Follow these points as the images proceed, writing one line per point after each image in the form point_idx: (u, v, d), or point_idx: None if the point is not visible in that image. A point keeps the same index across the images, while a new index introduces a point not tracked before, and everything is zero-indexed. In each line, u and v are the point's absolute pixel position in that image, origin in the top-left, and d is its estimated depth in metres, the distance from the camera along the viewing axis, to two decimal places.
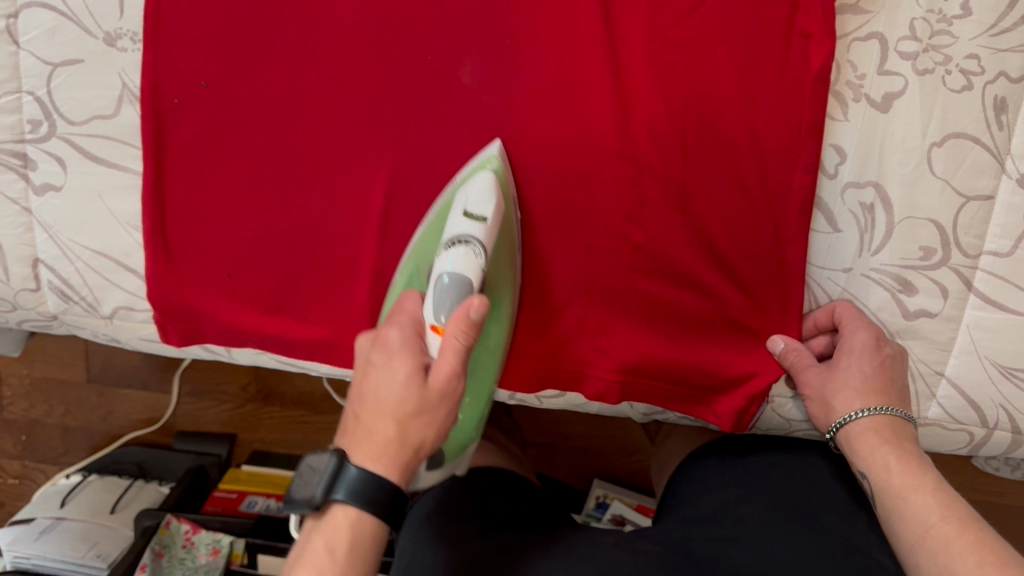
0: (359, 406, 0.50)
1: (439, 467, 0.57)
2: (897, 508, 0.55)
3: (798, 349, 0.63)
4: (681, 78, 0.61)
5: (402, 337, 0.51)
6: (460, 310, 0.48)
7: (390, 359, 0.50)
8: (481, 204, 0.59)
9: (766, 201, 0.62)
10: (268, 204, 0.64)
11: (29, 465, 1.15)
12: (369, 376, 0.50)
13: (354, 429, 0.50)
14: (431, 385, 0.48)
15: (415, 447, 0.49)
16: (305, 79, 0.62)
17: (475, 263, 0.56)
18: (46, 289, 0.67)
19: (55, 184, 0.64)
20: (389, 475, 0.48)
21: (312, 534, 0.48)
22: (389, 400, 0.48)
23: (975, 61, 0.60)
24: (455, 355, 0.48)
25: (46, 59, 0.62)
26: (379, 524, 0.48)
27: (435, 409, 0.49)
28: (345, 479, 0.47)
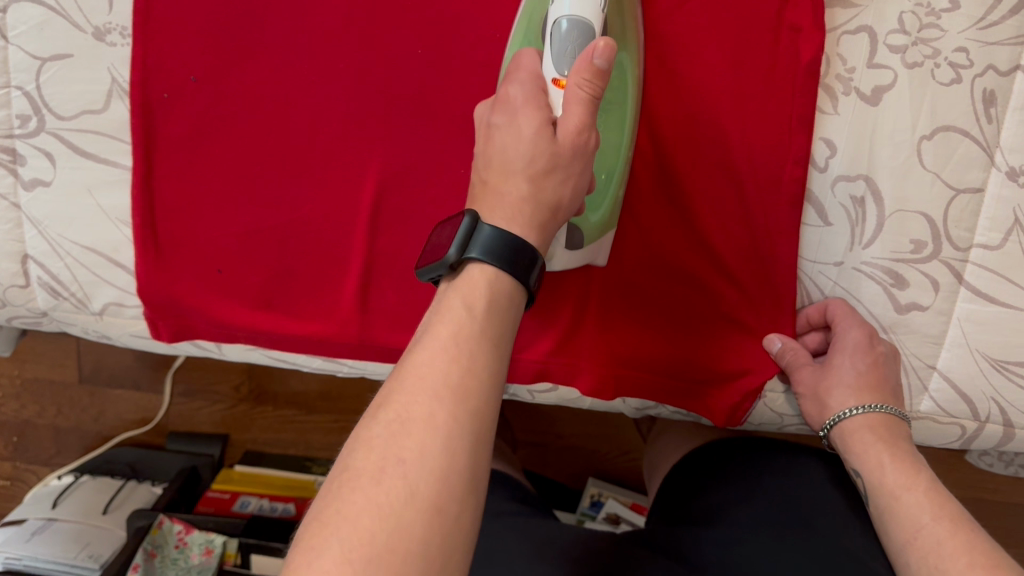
0: (485, 171, 0.49)
1: (580, 249, 0.60)
2: (888, 506, 0.54)
3: (793, 347, 0.63)
4: (672, 71, 0.61)
5: (525, 95, 0.49)
6: (583, 57, 0.47)
7: (515, 119, 0.48)
8: None
9: (758, 193, 0.62)
10: (258, 199, 0.64)
11: (21, 466, 1.15)
12: (494, 138, 0.49)
13: (484, 196, 0.48)
14: (563, 138, 0.47)
15: (551, 205, 0.47)
16: (296, 73, 0.62)
17: (595, 4, 0.52)
18: (36, 286, 0.66)
19: (44, 180, 0.64)
20: (528, 236, 0.45)
21: (447, 293, 0.43)
22: (519, 155, 0.47)
23: (964, 54, 0.60)
24: (582, 108, 0.47)
25: (35, 54, 0.61)
26: (514, 285, 0.44)
27: (566, 161, 0.47)
28: (480, 238, 0.44)
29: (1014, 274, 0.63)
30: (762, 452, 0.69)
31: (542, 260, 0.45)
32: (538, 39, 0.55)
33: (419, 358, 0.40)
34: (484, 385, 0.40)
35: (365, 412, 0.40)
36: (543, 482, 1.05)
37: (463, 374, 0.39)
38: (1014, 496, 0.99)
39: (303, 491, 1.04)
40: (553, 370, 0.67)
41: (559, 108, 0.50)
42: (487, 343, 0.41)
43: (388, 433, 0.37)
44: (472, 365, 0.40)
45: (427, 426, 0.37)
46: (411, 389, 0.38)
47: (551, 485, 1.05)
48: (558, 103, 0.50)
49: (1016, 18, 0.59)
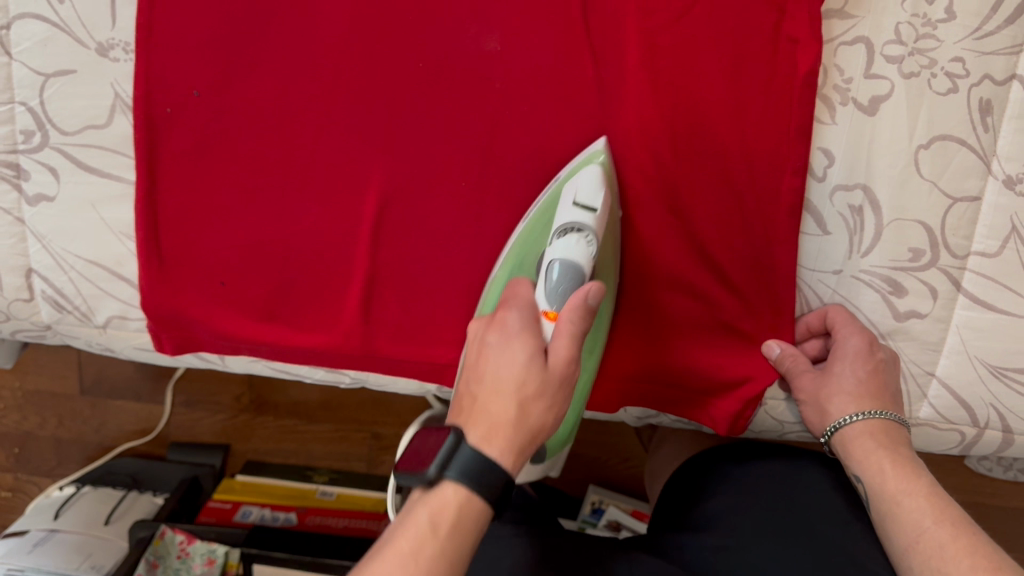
0: (475, 387, 0.49)
1: (539, 464, 0.59)
2: (891, 511, 0.55)
3: (793, 352, 0.63)
4: (671, 83, 0.61)
5: (521, 323, 0.50)
6: (577, 296, 0.51)
7: (507, 344, 0.49)
8: (591, 194, 0.58)
9: (757, 203, 0.63)
10: (262, 212, 0.64)
11: (22, 478, 1.15)
12: (487, 353, 0.50)
13: (468, 409, 0.48)
14: (552, 370, 0.48)
15: (534, 434, 0.48)
16: (297, 87, 0.62)
17: (587, 251, 0.56)
18: (39, 299, 0.67)
19: (48, 195, 0.64)
20: (508, 461, 0.46)
21: (417, 503, 0.45)
22: (509, 382, 0.47)
23: (960, 64, 0.60)
24: (571, 338, 0.49)
25: (39, 69, 0.62)
26: (484, 506, 0.45)
27: (553, 391, 0.48)
28: (459, 457, 0.45)
29: (1012, 281, 0.63)
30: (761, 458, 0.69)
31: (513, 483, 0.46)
32: (531, 269, 0.59)
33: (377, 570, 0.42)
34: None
35: None
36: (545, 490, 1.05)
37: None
38: (1013, 500, 1.00)
39: (303, 499, 1.05)
40: None
41: (547, 335, 0.51)
42: (445, 564, 0.43)
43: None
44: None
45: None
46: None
47: (552, 493, 1.05)
48: (547, 331, 0.52)
49: (1011, 27, 0.59)
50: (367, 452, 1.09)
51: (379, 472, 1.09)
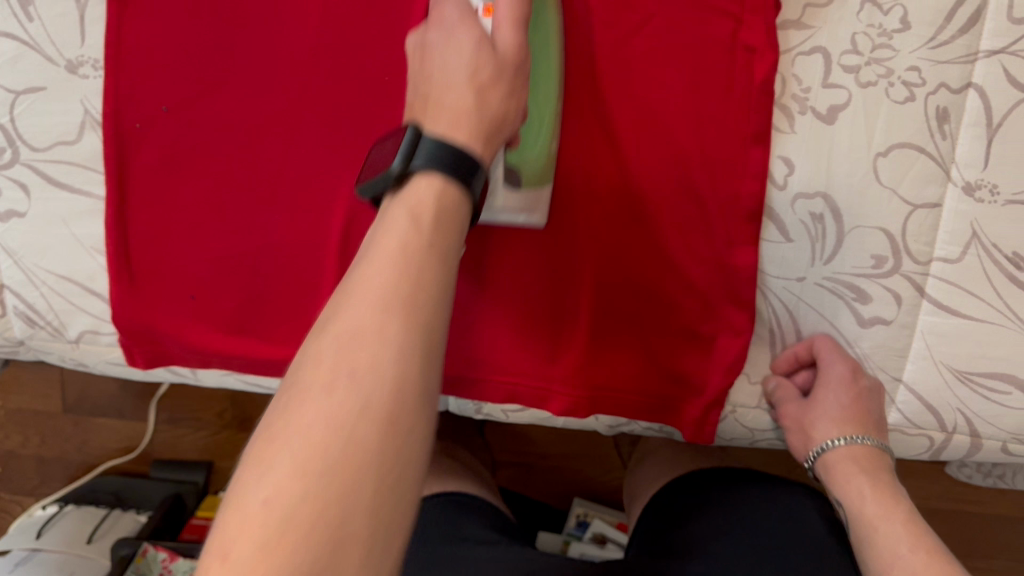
0: (423, 87, 0.50)
1: (519, 190, 0.61)
2: (868, 536, 0.57)
3: (780, 382, 0.66)
4: (633, 94, 0.62)
5: (460, 13, 0.52)
6: None
7: (453, 35, 0.51)
8: None
9: (719, 210, 0.63)
10: (231, 225, 0.65)
11: (4, 497, 1.15)
12: (432, 54, 0.51)
13: (420, 108, 0.49)
14: (501, 53, 0.51)
15: (494, 118, 0.49)
16: (264, 101, 0.63)
17: None
18: (12, 315, 0.68)
19: (19, 211, 0.65)
20: (473, 145, 0.46)
21: (392, 202, 0.42)
22: (460, 73, 0.49)
23: (916, 73, 0.61)
24: (515, 25, 0.52)
25: (9, 87, 0.63)
26: (461, 193, 0.44)
27: (508, 71, 0.51)
28: (424, 147, 0.44)
29: (975, 287, 0.64)
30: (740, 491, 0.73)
31: (482, 171, 0.45)
32: None
33: (345, 302, 0.38)
34: (428, 325, 0.38)
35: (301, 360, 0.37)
36: (527, 504, 1.06)
37: (392, 304, 0.37)
38: (994, 508, 1.00)
39: None
40: (526, 393, 0.69)
41: (489, 28, 0.52)
42: (435, 262, 0.40)
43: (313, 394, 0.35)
44: (407, 308, 0.38)
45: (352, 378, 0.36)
46: (345, 349, 0.36)
47: (536, 506, 1.06)
48: (489, 27, 0.52)
49: (965, 37, 0.61)
50: None
51: None
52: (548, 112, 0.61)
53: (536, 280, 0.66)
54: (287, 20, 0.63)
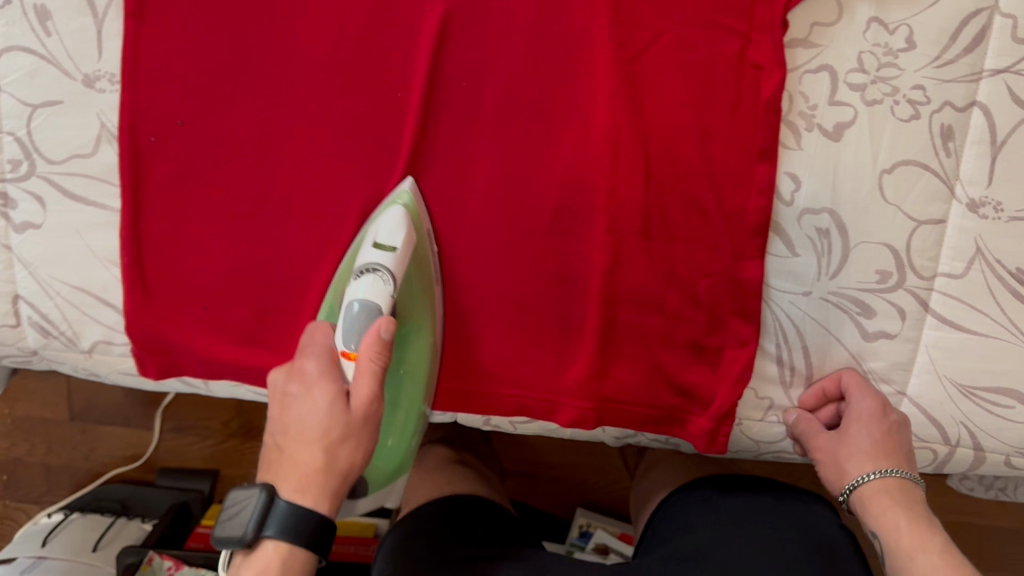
0: (281, 437, 0.53)
1: (365, 496, 0.62)
2: (904, 568, 0.56)
3: (807, 417, 0.66)
4: (641, 111, 0.63)
5: (320, 368, 0.54)
6: (371, 333, 0.54)
7: (310, 391, 0.53)
8: (391, 236, 0.61)
9: (725, 225, 0.64)
10: (244, 238, 0.66)
11: (10, 505, 1.15)
12: (290, 407, 0.54)
13: (279, 463, 0.53)
14: (355, 410, 0.53)
15: (344, 473, 0.53)
16: (279, 114, 0.64)
17: (385, 289, 0.59)
18: (26, 325, 0.69)
19: (35, 222, 0.66)
20: (320, 507, 0.51)
21: (243, 568, 0.51)
22: (315, 427, 0.52)
23: (921, 91, 0.62)
24: (371, 379, 0.53)
25: (26, 100, 0.64)
26: (308, 554, 0.51)
27: (359, 431, 0.53)
28: (275, 515, 0.51)
29: (978, 302, 0.65)
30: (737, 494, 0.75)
31: (332, 527, 0.52)
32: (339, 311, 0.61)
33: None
34: None
35: None
36: (530, 511, 1.06)
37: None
38: (994, 520, 1.01)
39: None
40: (533, 406, 0.69)
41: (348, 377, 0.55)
42: None
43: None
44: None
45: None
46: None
47: (539, 514, 1.06)
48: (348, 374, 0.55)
49: (969, 56, 0.62)
50: None
51: None
52: (411, 415, 0.65)
53: (544, 294, 0.67)
54: (301, 35, 0.63)
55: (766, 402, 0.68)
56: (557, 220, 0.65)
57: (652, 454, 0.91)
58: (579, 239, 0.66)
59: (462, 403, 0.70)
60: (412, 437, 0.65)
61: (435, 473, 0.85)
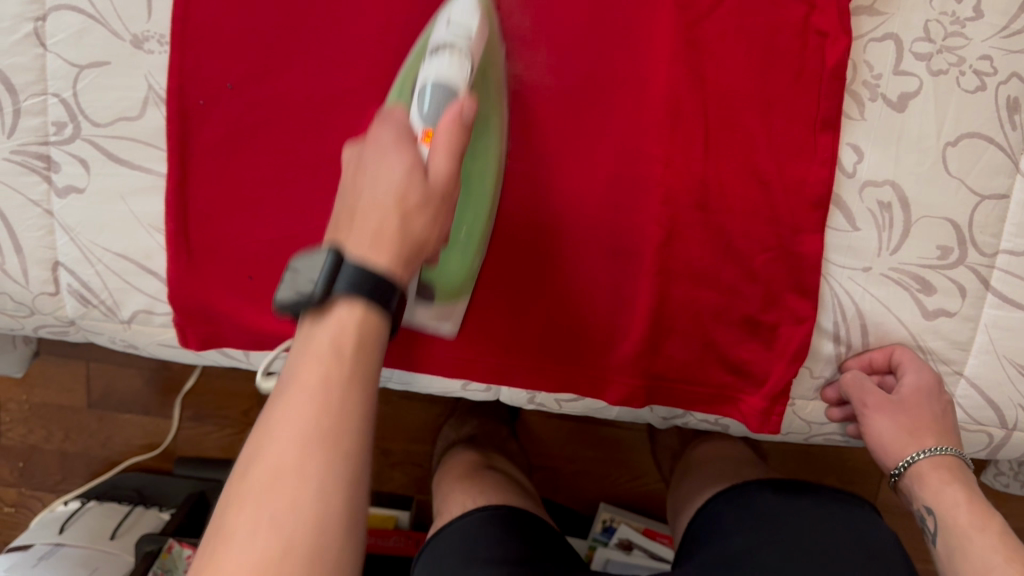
0: (351, 202, 0.51)
1: (432, 302, 0.60)
2: (961, 545, 0.57)
3: (859, 379, 0.64)
4: (702, 78, 0.62)
5: (395, 135, 0.52)
6: (453, 111, 0.52)
7: (384, 156, 0.51)
8: (465, 16, 0.58)
9: (786, 196, 0.62)
10: (292, 205, 0.64)
11: (25, 492, 1.13)
12: (364, 170, 0.52)
13: (346, 217, 0.51)
14: (433, 181, 0.51)
15: (419, 243, 0.50)
16: (332, 77, 0.63)
17: (461, 70, 0.55)
18: (65, 293, 0.67)
19: (78, 186, 0.64)
20: (393, 269, 0.48)
21: (315, 330, 0.46)
22: (388, 197, 0.50)
23: (988, 62, 0.61)
24: (448, 154, 0.51)
25: (73, 61, 0.62)
26: (377, 316, 0.47)
27: (437, 198, 0.51)
28: (346, 272, 0.46)
29: None
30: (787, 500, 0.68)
31: (401, 293, 0.48)
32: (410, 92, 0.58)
33: (280, 423, 0.42)
34: (350, 450, 0.42)
35: (239, 469, 0.43)
36: (557, 509, 1.03)
37: (330, 439, 0.42)
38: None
39: None
40: (583, 383, 0.68)
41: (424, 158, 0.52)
42: (357, 388, 0.44)
43: (262, 491, 0.41)
44: (335, 432, 0.42)
45: (319, 490, 0.41)
46: (276, 429, 0.42)
47: (564, 511, 1.03)
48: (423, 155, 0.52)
49: None
50: (374, 467, 1.05)
51: (386, 489, 1.05)
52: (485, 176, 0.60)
53: (597, 265, 0.65)
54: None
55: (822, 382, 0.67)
56: (613, 188, 0.64)
57: (692, 455, 0.86)
58: (636, 209, 0.64)
59: (509, 379, 0.68)
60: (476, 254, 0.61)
61: (462, 486, 0.80)
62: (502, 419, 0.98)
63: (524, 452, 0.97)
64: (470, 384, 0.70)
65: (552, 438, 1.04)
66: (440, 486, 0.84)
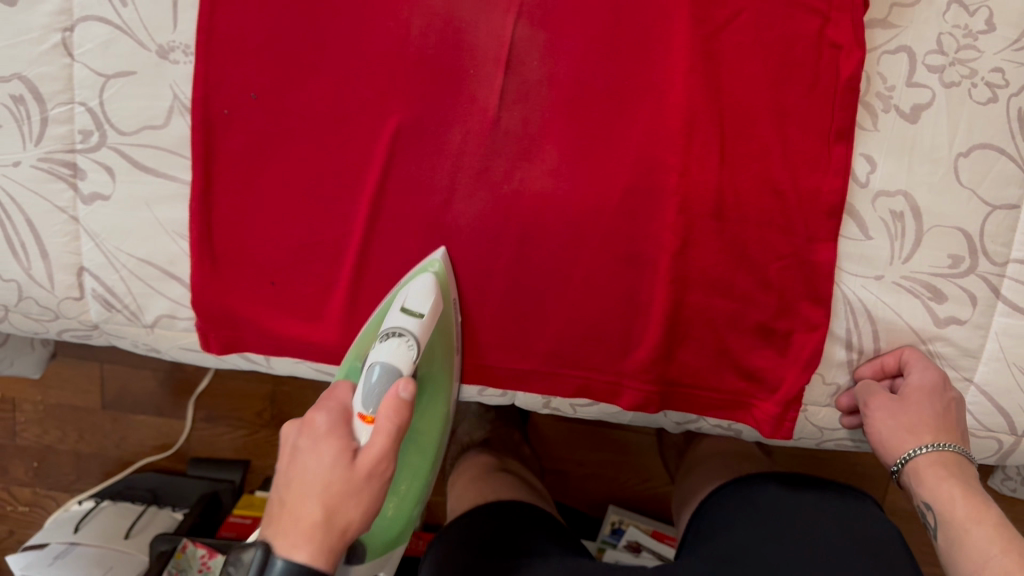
0: (284, 491, 0.50)
1: (363, 562, 0.62)
2: (960, 538, 0.56)
3: (869, 382, 0.65)
4: (718, 90, 0.63)
5: (330, 423, 0.52)
6: (390, 391, 0.53)
7: (318, 444, 0.51)
8: (419, 302, 0.62)
9: (799, 206, 0.63)
10: (313, 213, 0.66)
11: (40, 492, 1.15)
12: (297, 458, 0.51)
13: (279, 517, 0.49)
14: (360, 465, 0.50)
15: (345, 526, 0.49)
16: (354, 89, 0.64)
17: (409, 354, 0.59)
18: (89, 298, 0.68)
19: (103, 194, 0.66)
20: (315, 561, 0.47)
21: None
22: (315, 481, 0.49)
23: (1000, 74, 0.62)
24: (385, 438, 0.51)
25: (100, 71, 0.64)
26: None
27: (362, 487, 0.49)
28: (274, 571, 0.46)
29: None
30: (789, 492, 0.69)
31: None
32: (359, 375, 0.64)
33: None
34: None
35: None
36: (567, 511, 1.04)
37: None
38: None
39: None
40: (596, 386, 0.69)
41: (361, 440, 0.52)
42: None
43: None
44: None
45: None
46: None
47: (574, 513, 1.04)
48: (360, 434, 0.52)
49: None
50: None
51: None
52: (422, 470, 0.69)
53: (612, 273, 0.66)
54: (378, 10, 0.63)
55: (833, 388, 0.68)
56: (629, 198, 0.64)
57: (697, 453, 0.86)
58: (651, 218, 0.65)
59: (524, 385, 0.70)
60: (411, 509, 0.68)
61: (471, 489, 0.81)
62: (514, 422, 0.99)
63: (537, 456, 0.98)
64: (486, 390, 0.71)
65: (565, 440, 1.05)
66: (453, 490, 0.85)
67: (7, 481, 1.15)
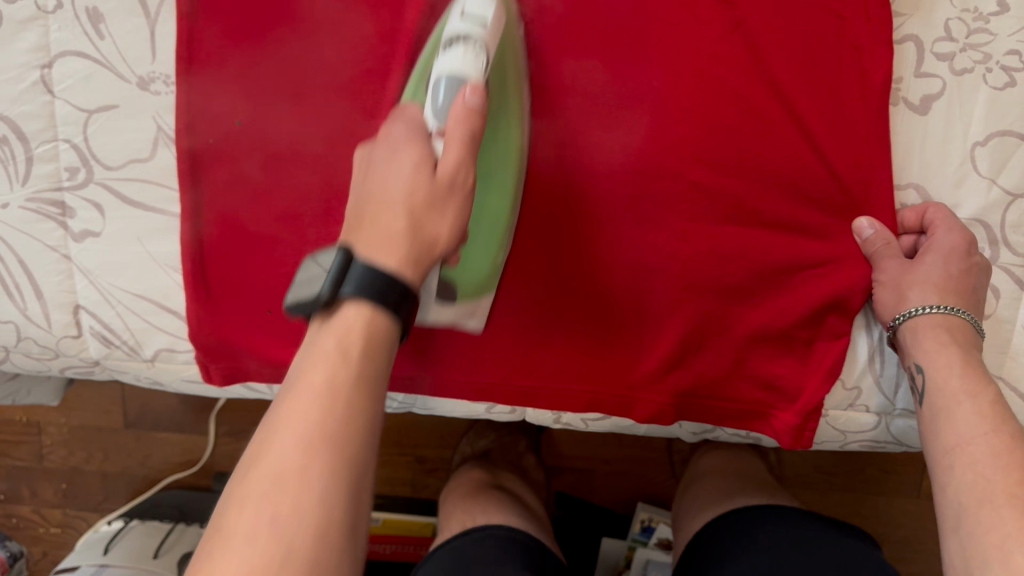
0: (364, 202, 0.51)
1: (452, 303, 0.61)
2: (947, 408, 0.54)
3: (886, 237, 0.60)
4: (715, 88, 0.61)
5: (406, 131, 0.52)
6: (457, 101, 0.50)
7: (395, 151, 0.51)
8: (480, 7, 0.55)
9: (809, 203, 0.61)
10: (309, 239, 0.64)
11: (70, 513, 1.12)
12: (374, 170, 0.51)
13: (363, 229, 0.49)
14: (439, 176, 0.50)
15: (429, 242, 0.50)
16: (336, 44, 0.62)
17: (477, 63, 0.53)
18: (87, 335, 0.67)
19: (94, 231, 0.64)
20: (402, 273, 0.47)
21: (323, 331, 0.46)
22: (397, 191, 0.49)
23: (1016, 57, 0.59)
24: (460, 147, 0.50)
25: (82, 106, 0.62)
26: (387, 318, 0.47)
27: (445, 197, 0.50)
28: (354, 274, 0.47)
29: None
30: (776, 520, 0.67)
31: (412, 296, 0.48)
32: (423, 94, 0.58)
33: (304, 397, 0.44)
34: (355, 460, 0.43)
35: (235, 475, 0.43)
36: (581, 505, 0.99)
37: (336, 444, 0.42)
38: None
39: None
40: (607, 402, 0.65)
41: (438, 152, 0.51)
42: (361, 392, 0.44)
43: (281, 448, 0.42)
44: (343, 438, 0.43)
45: (318, 500, 0.40)
46: (293, 419, 0.43)
47: (589, 509, 0.99)
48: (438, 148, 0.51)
49: None
50: (409, 474, 1.02)
51: (423, 497, 1.02)
52: (505, 210, 0.60)
53: (620, 279, 0.63)
54: (361, 27, 0.62)
55: (855, 393, 0.63)
56: (634, 206, 0.62)
57: (696, 469, 0.84)
58: (657, 226, 0.62)
59: (534, 401, 0.66)
60: (499, 246, 0.61)
61: (464, 506, 0.79)
62: (529, 432, 0.96)
63: (541, 464, 0.95)
64: (494, 407, 0.68)
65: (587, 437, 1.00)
66: (446, 505, 0.82)
67: (36, 503, 1.12)
